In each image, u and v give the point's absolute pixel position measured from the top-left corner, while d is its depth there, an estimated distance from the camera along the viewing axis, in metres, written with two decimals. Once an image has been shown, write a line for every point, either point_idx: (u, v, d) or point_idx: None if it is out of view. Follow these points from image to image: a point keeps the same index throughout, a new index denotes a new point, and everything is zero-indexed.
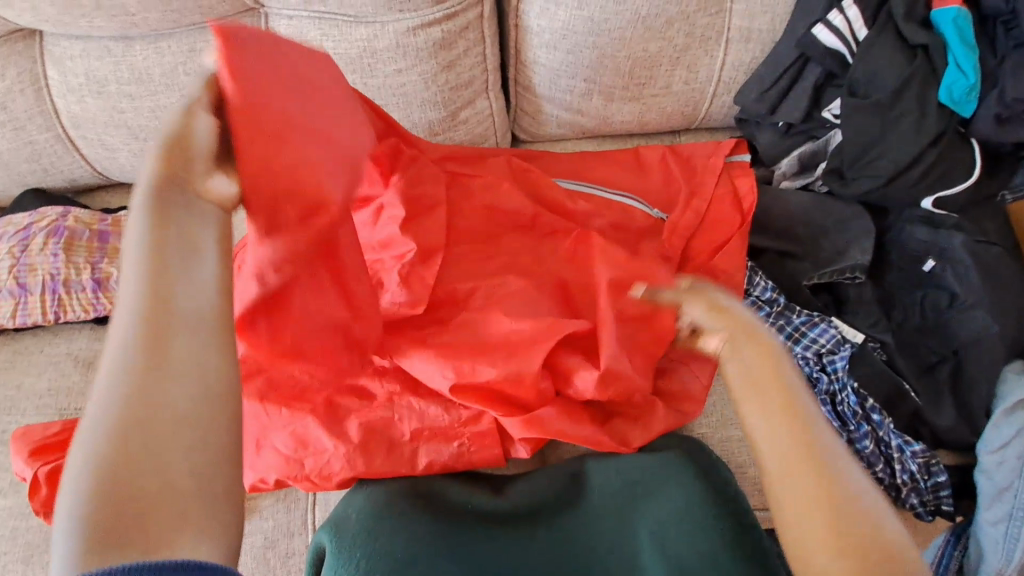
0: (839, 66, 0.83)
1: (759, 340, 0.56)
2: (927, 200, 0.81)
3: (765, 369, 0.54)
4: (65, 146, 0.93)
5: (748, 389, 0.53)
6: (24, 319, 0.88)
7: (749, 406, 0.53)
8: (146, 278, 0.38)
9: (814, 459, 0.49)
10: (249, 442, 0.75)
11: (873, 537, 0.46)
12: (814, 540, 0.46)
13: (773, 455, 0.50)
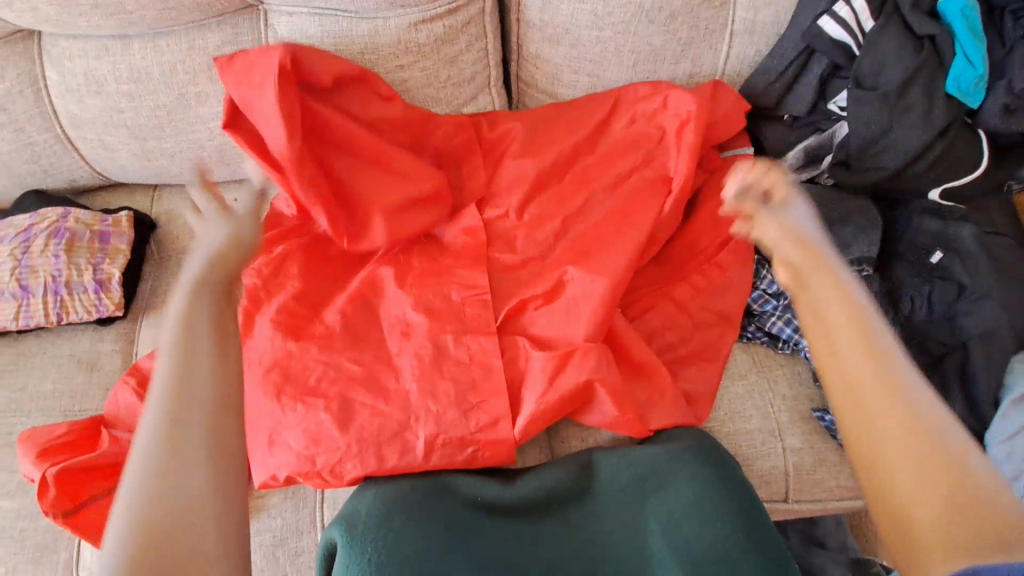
0: (846, 59, 0.82)
1: (834, 277, 0.51)
2: (933, 192, 0.83)
3: (840, 306, 0.49)
4: (65, 146, 0.93)
5: (818, 321, 0.49)
6: (26, 321, 0.87)
7: (825, 343, 0.48)
8: (177, 350, 0.48)
9: (891, 403, 0.44)
10: (261, 438, 0.75)
11: (987, 506, 0.40)
12: (914, 504, 0.41)
13: (854, 379, 0.46)
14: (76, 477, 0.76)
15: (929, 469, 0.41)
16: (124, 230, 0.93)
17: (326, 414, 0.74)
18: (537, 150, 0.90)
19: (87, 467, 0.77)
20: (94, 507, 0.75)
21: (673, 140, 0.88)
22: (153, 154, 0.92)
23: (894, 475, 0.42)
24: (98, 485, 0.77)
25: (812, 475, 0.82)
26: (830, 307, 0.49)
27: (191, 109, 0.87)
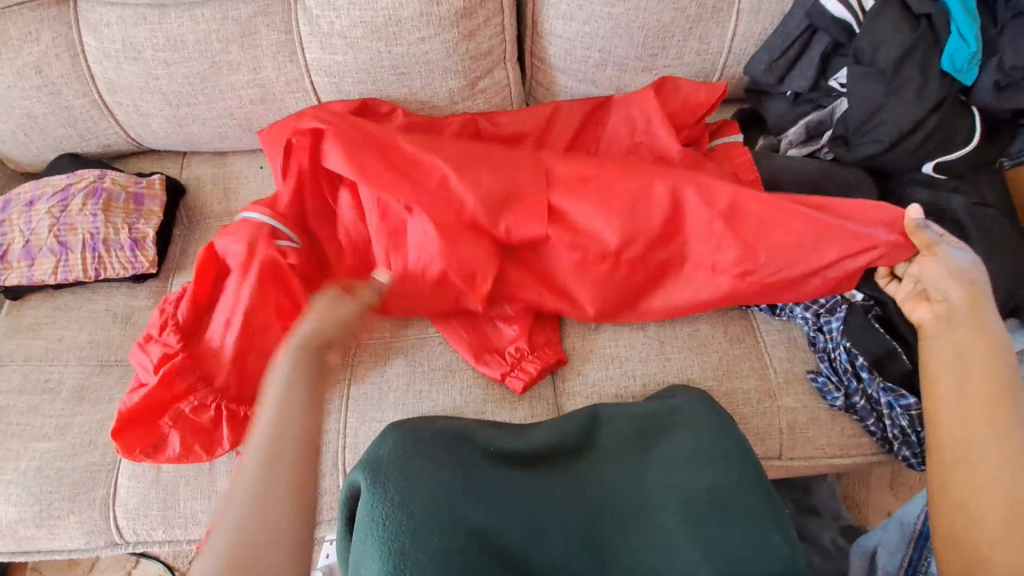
0: (845, 35, 0.86)
1: (983, 323, 0.68)
2: (927, 164, 0.85)
3: (976, 343, 0.67)
4: (100, 112, 0.98)
5: (962, 358, 0.66)
6: (65, 276, 0.92)
7: (948, 386, 0.65)
8: (280, 413, 0.51)
9: (993, 453, 0.57)
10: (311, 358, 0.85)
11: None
12: (984, 529, 0.54)
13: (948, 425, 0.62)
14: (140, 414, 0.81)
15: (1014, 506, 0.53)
16: (157, 192, 0.98)
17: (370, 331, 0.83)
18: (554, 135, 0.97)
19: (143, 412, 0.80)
20: (168, 443, 0.81)
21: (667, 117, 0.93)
22: (184, 120, 0.97)
23: (982, 538, 0.54)
24: (158, 427, 0.82)
25: (805, 433, 0.86)
26: (957, 350, 0.68)
27: (221, 77, 0.92)
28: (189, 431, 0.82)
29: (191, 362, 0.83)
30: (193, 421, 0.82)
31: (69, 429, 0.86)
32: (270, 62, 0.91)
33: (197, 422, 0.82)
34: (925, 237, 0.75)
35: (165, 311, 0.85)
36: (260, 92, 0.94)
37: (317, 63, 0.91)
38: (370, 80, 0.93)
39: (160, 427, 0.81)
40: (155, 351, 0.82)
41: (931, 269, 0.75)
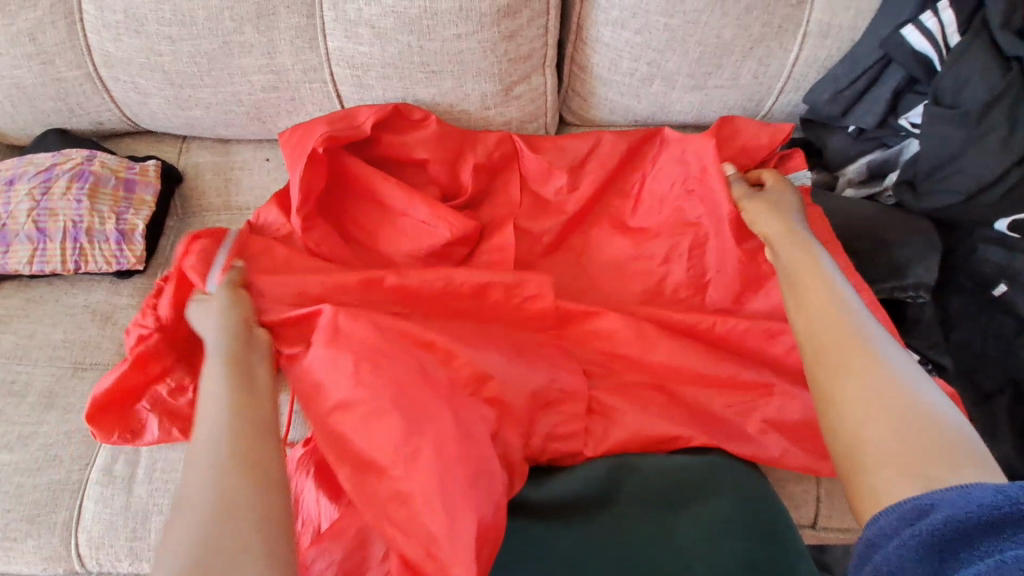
0: (925, 73, 0.78)
1: (784, 221, 0.71)
2: (1001, 221, 0.76)
3: (801, 256, 0.64)
4: (95, 86, 0.88)
5: (787, 274, 0.64)
6: (41, 267, 0.83)
7: (795, 294, 0.60)
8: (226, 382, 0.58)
9: (872, 370, 0.49)
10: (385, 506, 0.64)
11: (902, 400, 0.47)
12: (864, 433, 0.47)
13: (811, 343, 0.55)
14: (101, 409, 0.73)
15: (891, 423, 0.46)
16: (151, 180, 0.88)
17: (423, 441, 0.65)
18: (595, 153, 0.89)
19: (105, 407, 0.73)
20: (145, 427, 0.75)
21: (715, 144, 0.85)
22: (187, 102, 0.88)
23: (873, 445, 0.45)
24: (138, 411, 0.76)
25: (843, 502, 0.79)
26: (787, 266, 0.65)
27: (231, 59, 0.82)
28: (167, 415, 0.75)
29: (168, 347, 0.74)
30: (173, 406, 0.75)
31: (34, 439, 0.77)
32: (287, 47, 0.82)
33: (173, 407, 0.75)
34: (741, 189, 0.80)
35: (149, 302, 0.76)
36: (274, 79, 0.85)
37: (339, 52, 0.82)
38: (397, 75, 0.84)
39: (133, 408, 0.75)
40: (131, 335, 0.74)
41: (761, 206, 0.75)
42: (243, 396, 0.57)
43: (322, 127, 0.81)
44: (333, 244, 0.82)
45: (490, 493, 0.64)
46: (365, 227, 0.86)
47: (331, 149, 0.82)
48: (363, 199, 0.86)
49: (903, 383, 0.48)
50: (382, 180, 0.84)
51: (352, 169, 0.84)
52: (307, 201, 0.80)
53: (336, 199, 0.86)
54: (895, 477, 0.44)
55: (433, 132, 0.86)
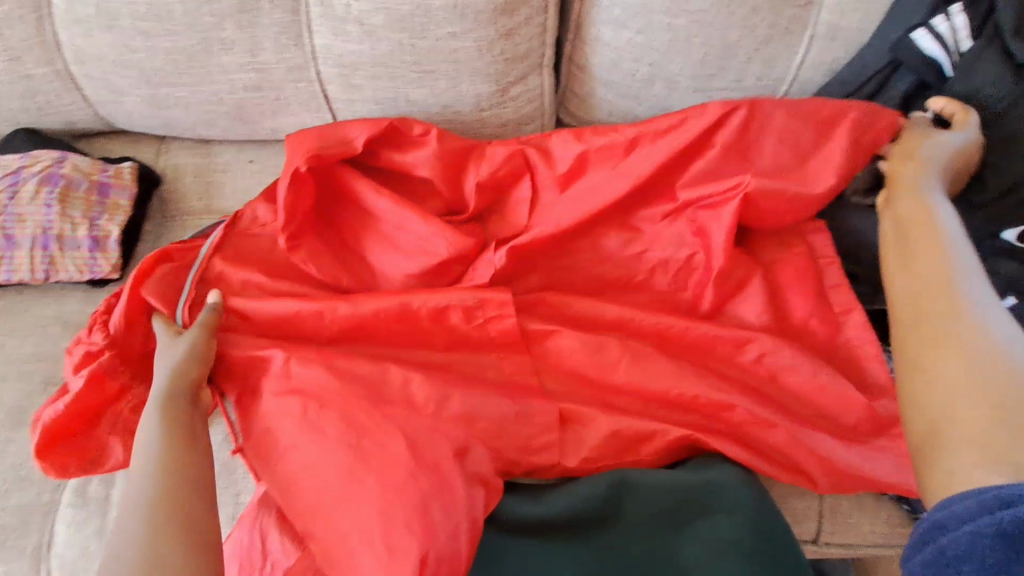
0: (936, 77, 0.76)
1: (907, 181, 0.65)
2: (1009, 232, 0.74)
3: (918, 215, 0.59)
4: (65, 84, 0.83)
5: (900, 237, 0.57)
6: (8, 276, 0.78)
7: (900, 245, 0.56)
8: (162, 449, 0.59)
9: (961, 335, 0.45)
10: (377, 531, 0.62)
11: (1005, 381, 0.41)
12: (949, 413, 0.42)
13: (903, 292, 0.52)
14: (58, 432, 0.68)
15: (983, 397, 0.41)
16: (126, 183, 0.83)
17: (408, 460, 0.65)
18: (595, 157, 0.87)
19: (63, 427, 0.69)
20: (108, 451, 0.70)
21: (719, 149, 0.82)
22: (164, 102, 0.83)
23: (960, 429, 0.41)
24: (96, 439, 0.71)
25: (847, 517, 0.77)
26: (895, 224, 0.60)
27: (211, 56, 0.78)
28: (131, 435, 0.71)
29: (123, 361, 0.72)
30: (132, 422, 0.71)
31: (3, 459, 0.73)
32: (271, 44, 0.77)
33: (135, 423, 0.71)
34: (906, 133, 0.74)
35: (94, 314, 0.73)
36: (257, 77, 0.80)
37: (326, 50, 0.78)
38: (387, 74, 0.80)
39: (95, 427, 0.70)
40: (77, 353, 0.71)
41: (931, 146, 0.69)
42: (183, 436, 0.61)
43: (313, 139, 0.78)
44: (322, 261, 0.79)
45: (449, 519, 0.63)
46: (361, 242, 0.82)
47: (326, 164, 0.80)
48: (363, 215, 0.83)
49: (1012, 353, 0.43)
50: (373, 193, 0.80)
51: (348, 183, 0.81)
52: (295, 217, 0.78)
53: (335, 214, 0.83)
54: (974, 456, 0.40)
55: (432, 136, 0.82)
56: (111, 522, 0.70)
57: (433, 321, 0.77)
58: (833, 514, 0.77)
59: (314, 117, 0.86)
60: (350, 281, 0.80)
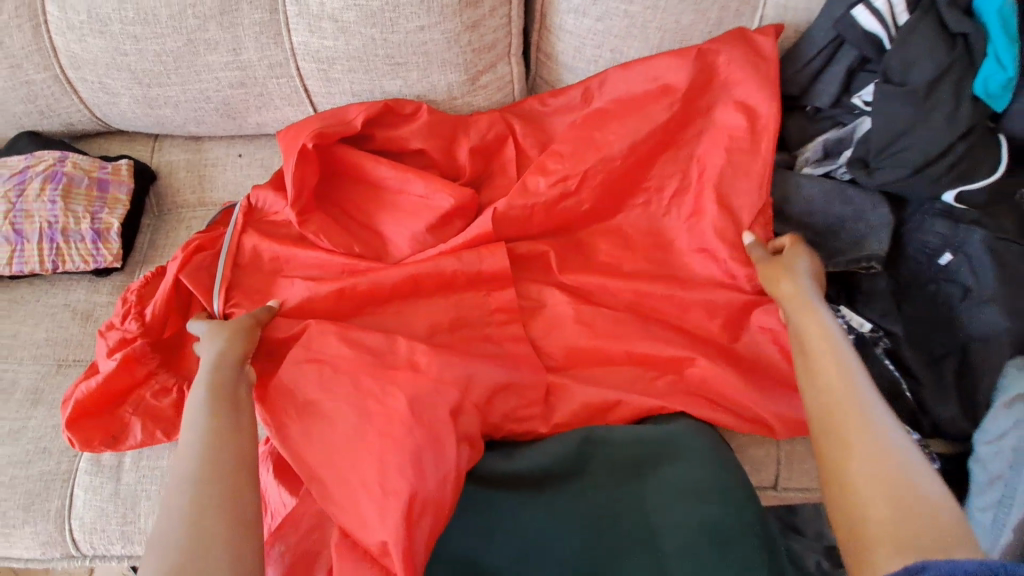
0: (875, 51, 0.80)
1: (794, 283, 0.73)
2: (948, 194, 0.80)
3: (816, 334, 0.66)
4: (63, 88, 0.89)
5: (803, 344, 0.67)
6: (20, 267, 0.85)
7: (806, 364, 0.65)
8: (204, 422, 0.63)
9: (870, 446, 0.54)
10: (363, 484, 0.68)
11: (900, 471, 0.53)
12: (867, 512, 0.51)
13: (828, 413, 0.59)
14: (85, 409, 0.76)
15: (895, 498, 0.51)
16: (124, 179, 0.89)
17: (400, 417, 0.70)
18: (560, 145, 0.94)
19: (93, 404, 0.76)
20: (129, 431, 0.77)
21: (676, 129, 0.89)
22: (156, 101, 0.89)
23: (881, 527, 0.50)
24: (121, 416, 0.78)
25: (801, 464, 0.84)
26: (803, 348, 0.67)
27: (197, 57, 0.83)
28: (150, 418, 0.78)
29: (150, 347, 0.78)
30: (153, 406, 0.78)
31: (24, 433, 0.81)
32: (252, 43, 0.83)
33: (154, 407, 0.78)
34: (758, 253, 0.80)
35: (128, 301, 0.79)
36: (241, 75, 0.86)
37: (304, 47, 0.84)
38: (362, 68, 0.85)
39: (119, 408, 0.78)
40: (112, 336, 0.78)
41: (795, 250, 0.78)
42: (231, 412, 0.64)
43: (314, 124, 0.85)
44: (328, 231, 0.85)
45: (438, 469, 0.69)
46: (362, 214, 0.89)
47: (324, 144, 0.86)
48: (366, 189, 0.89)
49: (905, 455, 0.53)
50: (375, 164, 0.87)
51: (345, 159, 0.87)
52: (303, 193, 0.84)
53: (333, 189, 0.89)
54: (892, 553, 0.48)
55: (423, 124, 0.88)
56: (125, 486, 0.77)
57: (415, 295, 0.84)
58: (790, 461, 0.84)
59: (297, 111, 0.92)
60: (362, 248, 0.86)
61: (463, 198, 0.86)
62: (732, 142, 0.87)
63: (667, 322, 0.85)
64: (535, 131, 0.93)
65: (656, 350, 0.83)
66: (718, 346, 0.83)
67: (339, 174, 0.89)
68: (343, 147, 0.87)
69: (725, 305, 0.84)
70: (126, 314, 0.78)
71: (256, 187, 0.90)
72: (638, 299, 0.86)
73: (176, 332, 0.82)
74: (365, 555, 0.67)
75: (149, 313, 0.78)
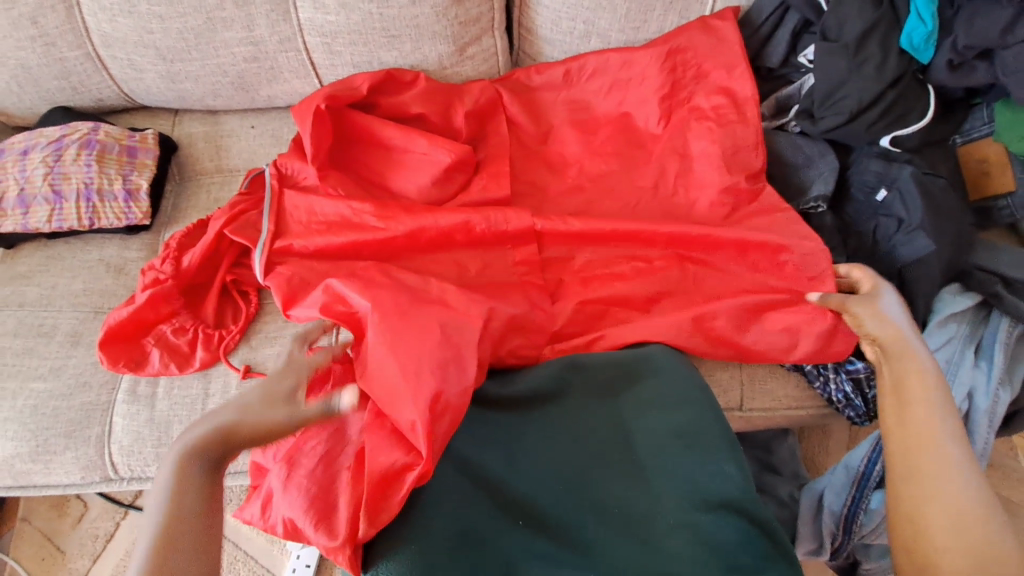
0: (815, 13, 0.91)
1: (900, 338, 0.79)
2: (883, 139, 0.91)
3: (917, 382, 0.74)
4: (94, 65, 0.99)
5: (899, 390, 0.75)
6: (59, 224, 0.95)
7: (900, 408, 0.74)
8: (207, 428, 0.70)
9: (948, 498, 0.65)
10: (387, 388, 0.78)
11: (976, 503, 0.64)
12: (935, 544, 0.63)
13: (915, 462, 0.69)
14: (118, 332, 0.86)
15: (968, 542, 0.62)
16: (150, 146, 1.00)
17: (404, 338, 0.79)
18: (539, 110, 1.06)
19: (124, 330, 0.87)
20: (147, 359, 0.87)
21: (644, 93, 1.01)
22: (178, 76, 0.99)
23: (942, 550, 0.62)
24: (142, 346, 0.88)
25: (763, 385, 0.93)
26: (898, 393, 0.75)
27: (215, 33, 0.94)
28: (167, 351, 0.88)
29: (178, 290, 0.89)
30: (172, 341, 0.88)
31: (65, 370, 0.90)
32: (264, 20, 0.93)
33: (173, 343, 0.88)
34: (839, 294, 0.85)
35: (170, 247, 0.90)
36: (253, 50, 0.96)
37: (310, 22, 0.94)
38: (362, 41, 0.96)
39: (142, 341, 0.87)
40: (149, 275, 0.88)
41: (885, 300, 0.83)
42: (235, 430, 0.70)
43: (324, 91, 0.95)
44: (347, 188, 0.96)
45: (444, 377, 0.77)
46: (371, 175, 0.99)
47: (334, 108, 0.96)
48: (373, 153, 0.99)
49: (984, 508, 0.64)
50: (383, 126, 0.97)
51: (355, 123, 0.97)
52: (321, 153, 0.94)
53: (343, 152, 0.99)
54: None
55: (422, 89, 0.99)
56: (159, 412, 0.87)
57: (412, 241, 0.93)
58: (752, 384, 0.93)
59: (305, 83, 1.02)
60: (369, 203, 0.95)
61: (459, 154, 0.97)
62: (692, 104, 1.01)
63: (640, 262, 0.95)
64: (520, 100, 1.05)
65: (629, 285, 0.93)
66: (685, 278, 0.93)
67: (348, 138, 0.99)
68: (351, 112, 0.97)
69: (690, 243, 0.94)
70: (166, 258, 0.89)
71: (280, 158, 0.98)
72: (612, 242, 0.96)
73: (204, 279, 0.93)
74: (394, 438, 0.76)
75: (186, 262, 0.89)
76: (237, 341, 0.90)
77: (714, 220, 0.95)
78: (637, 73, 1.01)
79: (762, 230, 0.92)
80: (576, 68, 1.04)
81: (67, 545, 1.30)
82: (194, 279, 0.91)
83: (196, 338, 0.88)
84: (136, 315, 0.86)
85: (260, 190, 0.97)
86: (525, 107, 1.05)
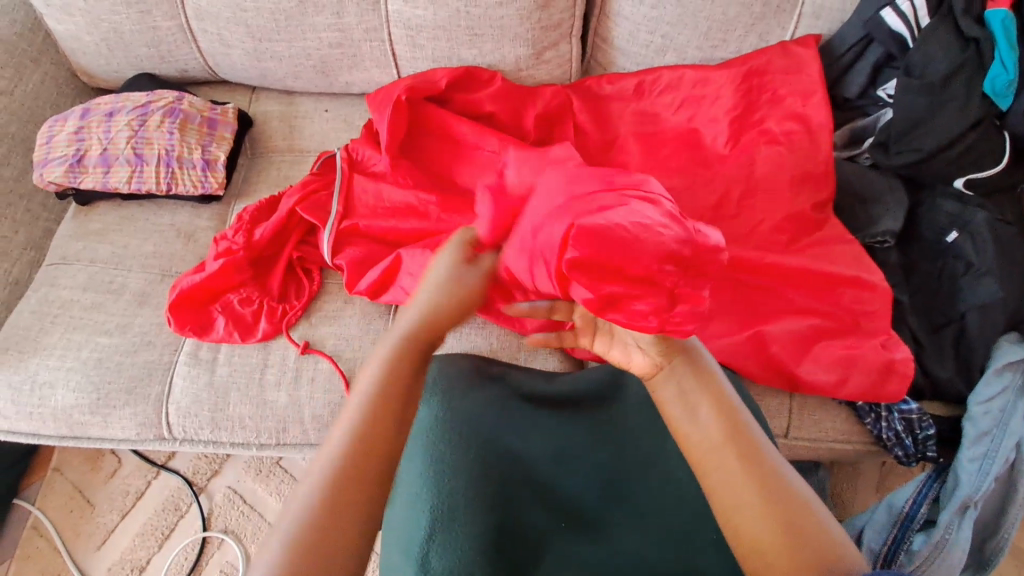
0: (900, 49, 0.92)
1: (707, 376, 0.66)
2: (959, 180, 0.91)
3: (725, 420, 0.61)
4: (184, 36, 1.02)
5: (693, 422, 0.62)
6: (138, 186, 0.98)
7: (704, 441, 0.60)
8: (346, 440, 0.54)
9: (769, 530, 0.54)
10: None
11: (800, 512, 0.55)
12: None
13: (737, 497, 0.56)
14: (188, 297, 0.90)
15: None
16: (230, 120, 1.03)
17: None
18: (607, 117, 1.06)
19: (194, 295, 0.90)
20: (213, 325, 0.90)
21: (715, 111, 1.02)
22: (263, 55, 1.02)
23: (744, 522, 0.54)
24: (209, 312, 0.91)
25: (812, 416, 0.91)
26: (713, 429, 0.61)
27: (305, 17, 0.97)
28: (232, 319, 0.91)
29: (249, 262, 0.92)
30: (238, 311, 0.91)
31: (130, 327, 0.93)
32: (354, 9, 0.96)
33: (239, 312, 0.91)
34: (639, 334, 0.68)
35: (243, 219, 0.93)
36: (340, 36, 0.99)
37: (398, 15, 0.96)
38: (445, 37, 0.98)
39: (211, 307, 0.91)
40: (222, 244, 0.91)
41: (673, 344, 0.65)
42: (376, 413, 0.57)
43: (404, 83, 0.99)
44: (415, 177, 0.96)
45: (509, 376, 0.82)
46: (436, 167, 1.00)
47: (412, 99, 0.99)
48: (443, 146, 1.00)
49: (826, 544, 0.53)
50: (456, 120, 0.99)
51: (429, 116, 0.99)
52: (393, 141, 0.96)
53: (412, 142, 1.00)
54: None
55: (498, 89, 1.01)
56: (219, 377, 0.89)
57: None
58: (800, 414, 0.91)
59: (383, 73, 1.05)
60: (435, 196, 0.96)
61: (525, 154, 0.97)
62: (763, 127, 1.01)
63: None
64: (590, 107, 1.05)
65: None
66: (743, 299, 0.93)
67: (419, 130, 1.00)
68: (425, 105, 0.99)
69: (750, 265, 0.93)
70: (239, 230, 0.91)
71: (351, 144, 1.01)
72: None
73: (269, 253, 0.95)
74: None
75: (258, 235, 0.92)
76: (299, 316, 0.93)
77: (777, 244, 0.94)
78: (710, 92, 1.02)
79: (825, 259, 0.92)
80: (648, 81, 1.05)
81: (97, 498, 1.33)
82: (263, 252, 0.94)
83: (262, 308, 0.92)
84: (208, 281, 0.90)
85: (331, 173, 0.99)
86: (594, 114, 1.05)
